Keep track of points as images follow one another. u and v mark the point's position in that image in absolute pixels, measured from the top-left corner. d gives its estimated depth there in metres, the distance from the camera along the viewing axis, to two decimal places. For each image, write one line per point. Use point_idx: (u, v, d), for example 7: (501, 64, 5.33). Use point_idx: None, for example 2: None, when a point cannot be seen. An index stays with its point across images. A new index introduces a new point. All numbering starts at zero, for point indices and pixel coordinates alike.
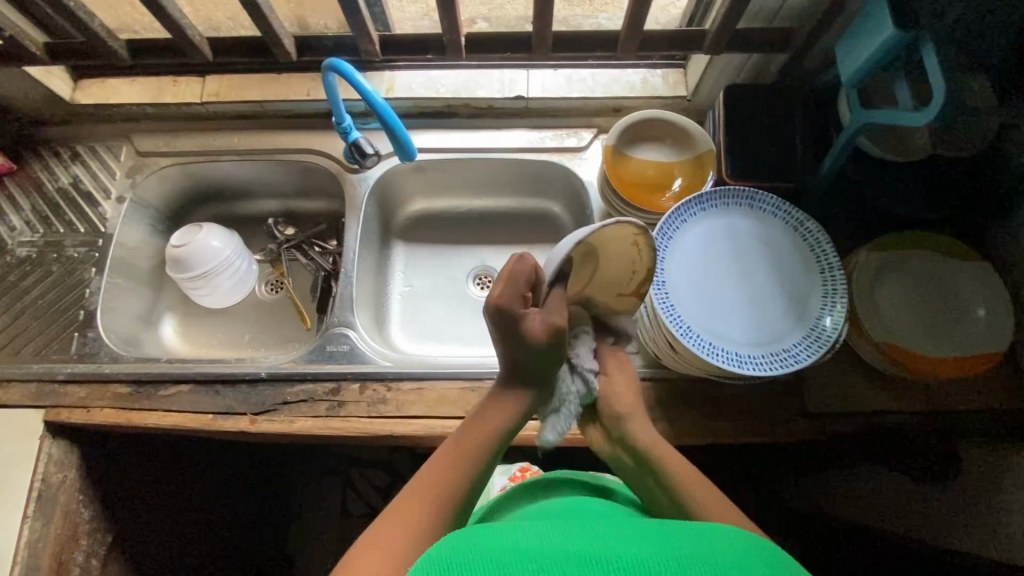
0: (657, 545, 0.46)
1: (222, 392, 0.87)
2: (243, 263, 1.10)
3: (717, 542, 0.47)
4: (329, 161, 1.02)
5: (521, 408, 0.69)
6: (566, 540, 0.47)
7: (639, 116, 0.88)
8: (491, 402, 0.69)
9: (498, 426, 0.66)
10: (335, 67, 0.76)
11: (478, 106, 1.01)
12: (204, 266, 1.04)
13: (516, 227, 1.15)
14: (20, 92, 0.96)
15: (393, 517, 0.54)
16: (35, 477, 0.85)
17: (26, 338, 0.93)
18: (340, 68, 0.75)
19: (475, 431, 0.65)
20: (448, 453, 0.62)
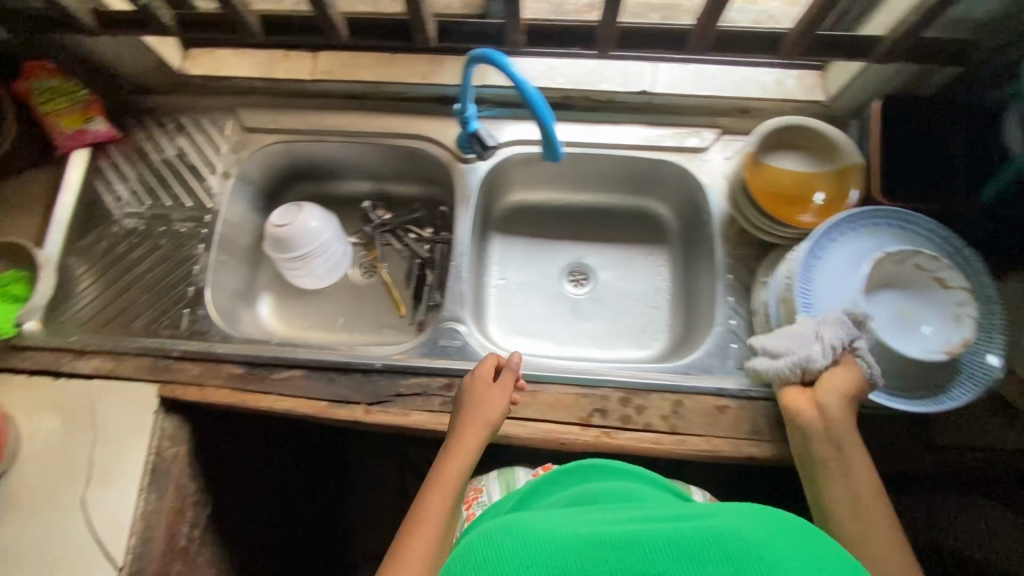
0: (689, 523, 0.46)
1: (335, 379, 0.87)
2: (340, 247, 1.09)
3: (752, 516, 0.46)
4: (438, 148, 0.99)
5: (470, 457, 0.72)
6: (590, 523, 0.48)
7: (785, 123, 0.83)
8: (451, 445, 0.72)
9: (453, 482, 0.69)
10: (486, 58, 0.73)
11: (596, 98, 0.97)
12: (305, 248, 1.03)
13: (614, 225, 1.12)
14: (134, 60, 0.94)
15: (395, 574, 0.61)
16: (151, 450, 0.86)
17: (136, 312, 0.94)
18: (494, 58, 0.72)
19: (443, 478, 0.69)
20: (429, 505, 0.67)
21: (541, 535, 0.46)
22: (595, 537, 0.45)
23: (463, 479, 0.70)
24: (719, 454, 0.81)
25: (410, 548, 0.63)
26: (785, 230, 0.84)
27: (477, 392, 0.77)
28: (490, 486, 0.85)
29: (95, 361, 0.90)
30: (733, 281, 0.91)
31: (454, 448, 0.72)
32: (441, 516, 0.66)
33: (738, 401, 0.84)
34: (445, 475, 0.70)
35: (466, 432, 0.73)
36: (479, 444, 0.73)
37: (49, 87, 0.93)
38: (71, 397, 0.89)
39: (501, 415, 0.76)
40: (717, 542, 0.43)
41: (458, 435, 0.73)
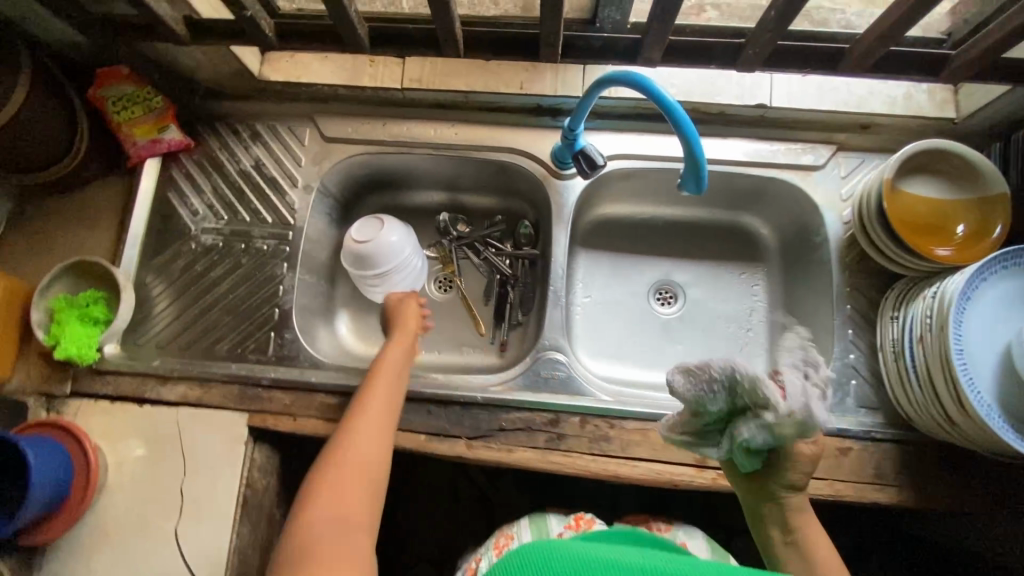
0: None
1: (434, 412, 0.83)
2: (419, 261, 1.04)
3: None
4: (533, 164, 0.93)
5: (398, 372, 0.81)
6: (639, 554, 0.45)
7: (933, 145, 0.76)
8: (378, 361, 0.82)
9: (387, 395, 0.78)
10: (634, 81, 0.67)
11: (706, 110, 0.89)
12: (386, 265, 0.98)
13: (705, 241, 1.06)
14: (213, 65, 0.87)
15: (340, 465, 0.69)
16: (242, 482, 0.83)
17: (219, 334, 0.90)
18: (642, 81, 0.67)
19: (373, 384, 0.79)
20: (360, 408, 0.75)
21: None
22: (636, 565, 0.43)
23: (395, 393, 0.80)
24: (842, 500, 0.78)
25: (349, 443, 0.71)
26: (920, 262, 0.77)
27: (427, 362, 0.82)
28: (522, 532, 0.79)
29: (180, 387, 0.87)
30: (852, 312, 0.86)
31: (380, 362, 0.82)
32: (378, 416, 0.75)
33: (861, 442, 0.80)
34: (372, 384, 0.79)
35: (390, 349, 0.84)
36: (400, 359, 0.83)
37: (124, 95, 0.88)
38: (158, 425, 0.85)
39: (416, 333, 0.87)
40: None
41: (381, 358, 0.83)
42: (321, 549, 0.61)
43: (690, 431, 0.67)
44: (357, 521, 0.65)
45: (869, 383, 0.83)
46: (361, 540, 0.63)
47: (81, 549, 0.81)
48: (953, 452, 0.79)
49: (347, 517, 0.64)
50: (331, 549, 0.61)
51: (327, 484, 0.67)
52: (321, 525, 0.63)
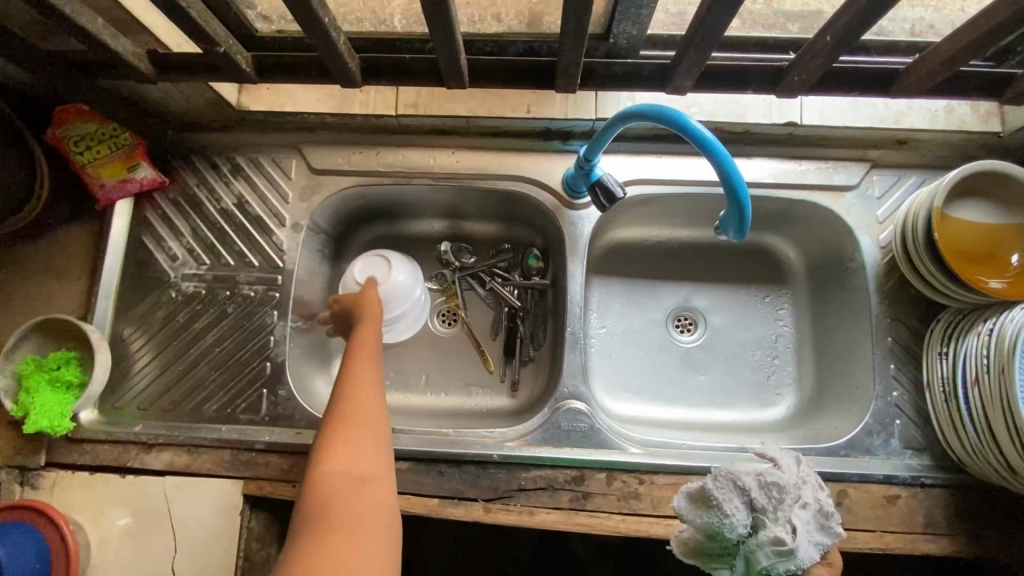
0: None
1: (447, 472, 0.76)
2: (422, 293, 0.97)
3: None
4: (543, 192, 0.85)
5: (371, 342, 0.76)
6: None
7: (986, 168, 0.70)
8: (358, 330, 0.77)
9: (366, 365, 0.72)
10: (668, 118, 0.62)
11: (730, 129, 0.82)
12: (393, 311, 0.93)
13: (727, 263, 1.00)
14: (186, 97, 0.79)
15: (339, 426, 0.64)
16: (239, 557, 0.76)
17: (207, 392, 0.82)
18: (677, 118, 0.61)
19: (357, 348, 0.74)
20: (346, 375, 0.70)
21: None
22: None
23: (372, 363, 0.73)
24: (893, 553, 0.72)
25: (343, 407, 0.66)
26: (969, 295, 0.71)
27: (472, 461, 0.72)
28: None
29: (166, 454, 0.79)
30: (893, 345, 0.80)
31: (360, 331, 0.77)
32: (368, 377, 0.70)
33: (909, 488, 0.74)
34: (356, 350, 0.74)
35: (368, 320, 0.79)
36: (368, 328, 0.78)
37: (87, 133, 0.79)
38: (143, 497, 0.77)
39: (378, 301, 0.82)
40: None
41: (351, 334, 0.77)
42: (339, 502, 0.55)
43: (700, 551, 0.60)
44: (372, 475, 0.60)
45: (915, 423, 0.77)
46: (379, 493, 0.58)
47: None
48: (1009, 497, 0.73)
49: (359, 474, 0.59)
50: (349, 502, 0.56)
51: (327, 444, 0.62)
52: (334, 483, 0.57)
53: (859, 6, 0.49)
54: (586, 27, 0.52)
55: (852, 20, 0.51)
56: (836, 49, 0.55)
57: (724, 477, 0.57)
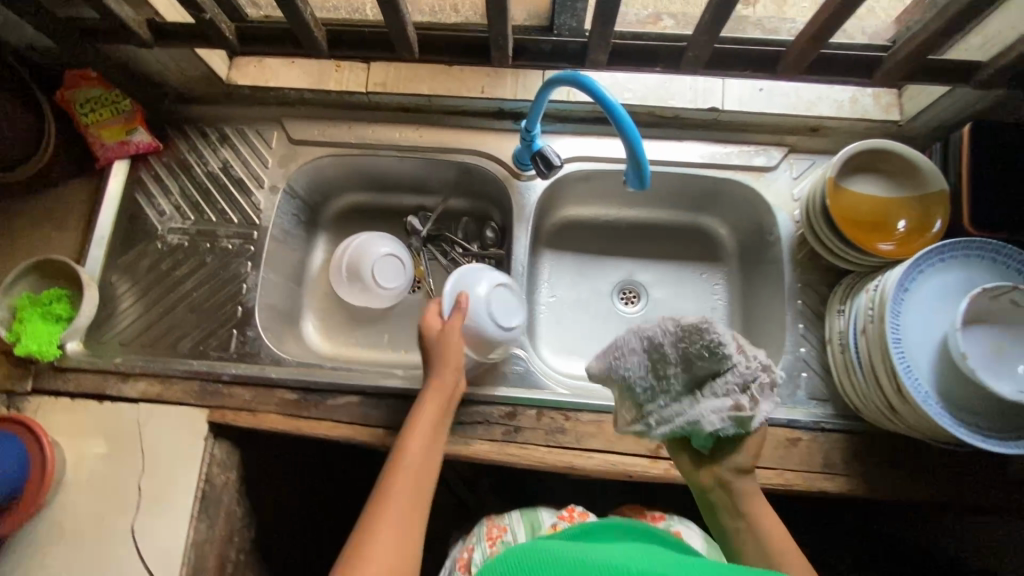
0: None
1: (393, 406, 0.84)
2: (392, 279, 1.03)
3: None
4: (494, 165, 0.95)
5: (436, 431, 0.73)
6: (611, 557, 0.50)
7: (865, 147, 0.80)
8: (427, 395, 0.76)
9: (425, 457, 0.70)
10: (574, 80, 0.69)
11: (661, 113, 0.92)
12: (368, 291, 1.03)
13: (668, 241, 1.08)
14: (180, 69, 0.89)
15: (399, 481, 0.67)
16: (201, 478, 0.83)
17: (183, 332, 0.91)
18: (582, 80, 0.68)
19: (430, 401, 0.75)
20: (414, 431, 0.72)
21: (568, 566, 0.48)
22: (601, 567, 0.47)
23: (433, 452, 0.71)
24: (792, 488, 0.79)
25: (405, 461, 0.69)
26: (860, 256, 0.80)
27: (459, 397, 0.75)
28: (515, 525, 0.83)
29: (141, 384, 0.87)
30: (803, 307, 0.88)
31: (427, 410, 0.74)
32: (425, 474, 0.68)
33: (809, 432, 0.82)
34: (427, 406, 0.75)
35: (436, 394, 0.76)
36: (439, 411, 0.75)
37: (92, 97, 0.90)
38: (118, 421, 0.85)
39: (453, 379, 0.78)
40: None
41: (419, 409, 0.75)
42: None
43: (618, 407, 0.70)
44: None
45: (820, 377, 0.85)
46: None
47: (38, 545, 0.81)
48: (900, 442, 0.81)
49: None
50: None
51: (377, 542, 0.60)
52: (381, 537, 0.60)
53: None
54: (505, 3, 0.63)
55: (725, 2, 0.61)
56: (717, 28, 0.64)
57: (633, 333, 0.66)
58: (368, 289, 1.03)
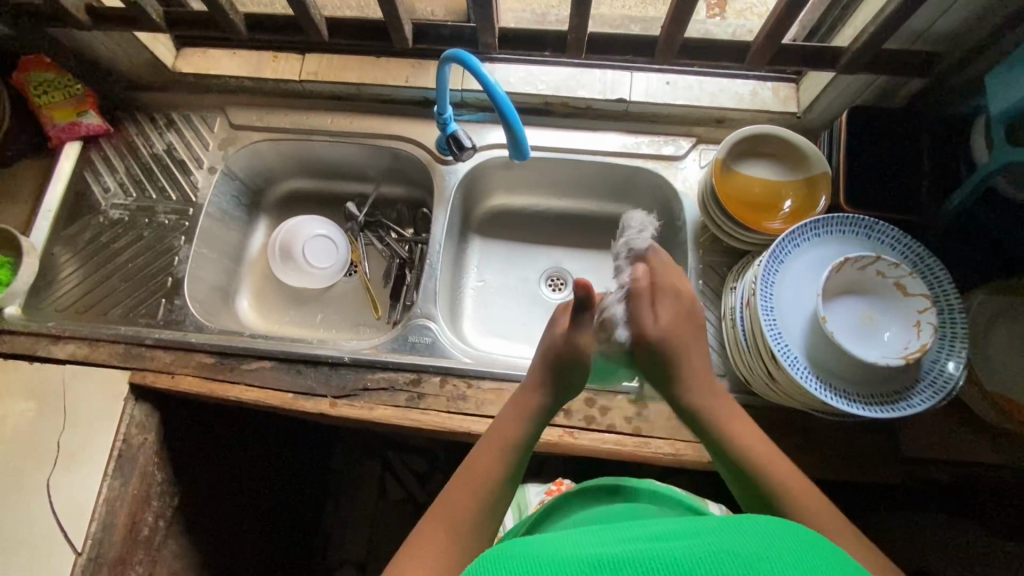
0: (680, 542, 0.42)
1: (304, 371, 0.88)
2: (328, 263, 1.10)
3: (760, 531, 0.42)
4: (419, 150, 1.01)
5: (509, 461, 0.61)
6: (598, 544, 0.44)
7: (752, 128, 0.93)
8: (506, 411, 0.66)
9: (485, 487, 0.59)
10: (458, 58, 0.74)
11: (574, 104, 0.98)
12: (310, 271, 1.09)
13: (595, 230, 1.10)
14: (128, 56, 0.97)
15: (458, 493, 0.58)
16: (118, 436, 0.87)
17: (115, 300, 0.96)
18: (464, 58, 0.73)
19: (515, 407, 0.66)
20: (492, 439, 0.63)
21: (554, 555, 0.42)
22: (593, 560, 0.41)
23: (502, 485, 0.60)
24: (683, 459, 0.81)
25: (473, 471, 0.60)
26: (751, 235, 0.83)
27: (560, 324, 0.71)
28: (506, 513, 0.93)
29: (71, 346, 0.92)
30: (704, 288, 0.92)
31: (503, 431, 0.64)
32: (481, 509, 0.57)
33: None
34: (510, 413, 0.66)
35: (518, 414, 0.65)
36: (518, 437, 0.64)
37: (44, 81, 0.97)
38: (43, 380, 0.89)
39: (540, 404, 0.67)
40: (717, 561, 0.39)
41: (497, 427, 0.65)
42: None
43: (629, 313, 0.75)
44: None
45: (717, 353, 0.88)
46: None
47: None
48: (791, 416, 0.83)
49: None
50: None
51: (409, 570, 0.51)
52: (426, 541, 0.54)
53: None
54: None
55: None
56: (583, 13, 0.71)
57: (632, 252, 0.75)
58: (303, 270, 1.09)
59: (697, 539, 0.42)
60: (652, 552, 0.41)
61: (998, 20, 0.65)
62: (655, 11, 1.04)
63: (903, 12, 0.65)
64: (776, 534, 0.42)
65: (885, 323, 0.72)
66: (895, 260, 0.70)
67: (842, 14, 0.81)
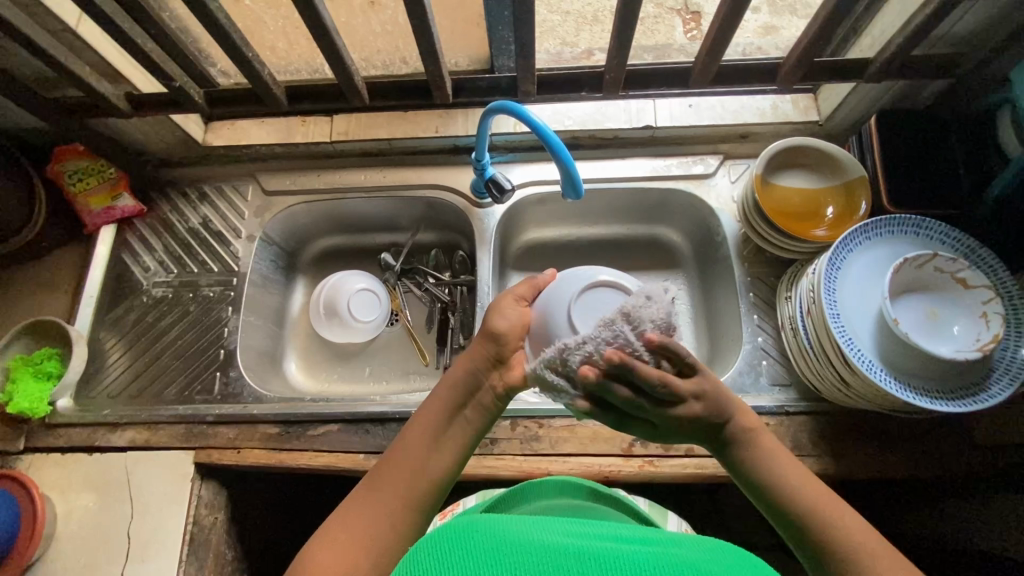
0: (650, 548, 0.45)
1: (372, 431, 0.87)
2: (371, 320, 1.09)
3: (716, 552, 0.46)
4: (454, 196, 1.03)
5: (451, 436, 0.61)
6: (566, 533, 0.47)
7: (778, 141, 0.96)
8: (446, 373, 0.64)
9: (421, 464, 0.58)
10: (504, 108, 0.76)
11: (601, 136, 1.01)
12: (357, 322, 1.08)
13: (630, 252, 1.10)
14: (161, 136, 0.98)
15: (393, 468, 0.58)
16: (188, 519, 0.84)
17: (168, 379, 0.95)
18: (510, 107, 0.76)
19: (455, 370, 0.63)
20: (430, 404, 0.62)
21: (526, 539, 0.45)
22: (559, 547, 0.44)
23: (443, 461, 0.59)
24: None
25: (409, 445, 0.59)
26: (801, 245, 0.85)
27: (494, 306, 0.66)
28: (467, 499, 0.85)
29: (129, 432, 0.90)
30: (755, 299, 0.93)
31: (440, 398, 0.62)
32: (416, 485, 0.57)
33: (775, 417, 0.84)
34: (449, 378, 0.63)
35: (454, 378, 0.63)
36: (454, 408, 0.62)
37: (80, 168, 0.98)
38: (105, 471, 0.87)
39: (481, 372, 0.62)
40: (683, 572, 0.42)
41: (434, 398, 0.62)
42: None
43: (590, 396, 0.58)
44: None
45: (779, 362, 0.88)
46: None
47: None
48: (864, 418, 0.83)
49: None
50: None
51: (335, 544, 0.52)
52: (360, 512, 0.55)
53: (618, 20, 0.69)
54: (431, 44, 0.73)
55: (619, 29, 0.70)
56: (622, 52, 0.74)
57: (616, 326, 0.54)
58: (348, 326, 1.08)
59: (662, 547, 0.45)
60: (620, 552, 0.44)
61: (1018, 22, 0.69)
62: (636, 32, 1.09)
63: (931, 22, 0.68)
64: (735, 559, 0.45)
65: (947, 324, 0.73)
66: (954, 256, 0.72)
67: (855, 26, 0.85)
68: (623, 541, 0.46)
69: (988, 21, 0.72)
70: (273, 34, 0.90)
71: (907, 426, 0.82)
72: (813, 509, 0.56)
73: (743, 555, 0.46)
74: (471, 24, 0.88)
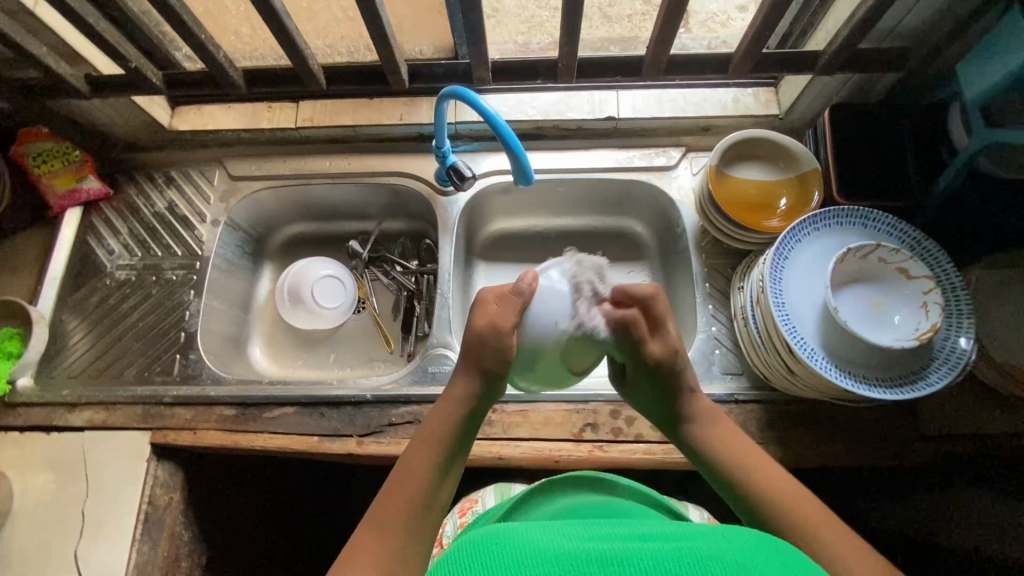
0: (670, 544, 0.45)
1: (327, 413, 0.88)
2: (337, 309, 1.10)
3: (739, 541, 0.45)
4: (417, 183, 1.03)
5: (448, 465, 0.61)
6: (583, 538, 0.47)
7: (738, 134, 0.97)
8: (437, 408, 0.64)
9: (423, 492, 0.57)
10: (457, 94, 0.77)
11: (565, 126, 1.01)
12: (325, 307, 1.09)
13: (595, 243, 1.11)
14: (126, 119, 0.99)
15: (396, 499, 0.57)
16: (143, 499, 0.85)
17: (128, 360, 0.96)
18: (462, 93, 0.76)
19: (446, 404, 0.64)
20: (424, 436, 0.62)
21: (540, 546, 0.46)
22: (578, 552, 0.45)
23: (440, 487, 0.59)
24: None
25: (410, 475, 0.58)
26: (754, 236, 0.85)
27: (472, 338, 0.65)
28: (484, 495, 0.86)
29: (87, 412, 0.91)
30: (711, 289, 0.94)
31: (433, 432, 0.62)
32: (420, 515, 0.56)
33: (725, 405, 0.85)
34: (442, 411, 0.64)
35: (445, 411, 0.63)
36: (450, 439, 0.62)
37: (43, 150, 0.98)
38: (62, 450, 0.88)
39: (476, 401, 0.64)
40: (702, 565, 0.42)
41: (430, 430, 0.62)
42: None
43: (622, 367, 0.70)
44: None
45: (732, 352, 0.89)
46: None
47: None
48: (812, 407, 0.84)
49: None
50: None
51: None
52: (367, 543, 0.53)
53: (564, 11, 0.70)
54: (382, 30, 0.73)
55: (568, 17, 0.71)
56: (571, 41, 0.74)
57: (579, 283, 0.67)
58: (313, 311, 1.09)
59: (684, 545, 0.45)
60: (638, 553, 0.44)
61: (960, 15, 0.70)
62: (622, 29, 1.09)
63: (873, 14, 0.69)
64: (767, 549, 0.45)
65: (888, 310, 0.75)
66: (897, 248, 0.73)
67: (810, 19, 0.86)
68: (648, 541, 0.47)
69: (932, 15, 0.73)
70: (235, 18, 0.90)
71: (854, 416, 0.83)
72: (771, 499, 0.57)
73: (778, 544, 0.45)
74: (432, 13, 0.89)
